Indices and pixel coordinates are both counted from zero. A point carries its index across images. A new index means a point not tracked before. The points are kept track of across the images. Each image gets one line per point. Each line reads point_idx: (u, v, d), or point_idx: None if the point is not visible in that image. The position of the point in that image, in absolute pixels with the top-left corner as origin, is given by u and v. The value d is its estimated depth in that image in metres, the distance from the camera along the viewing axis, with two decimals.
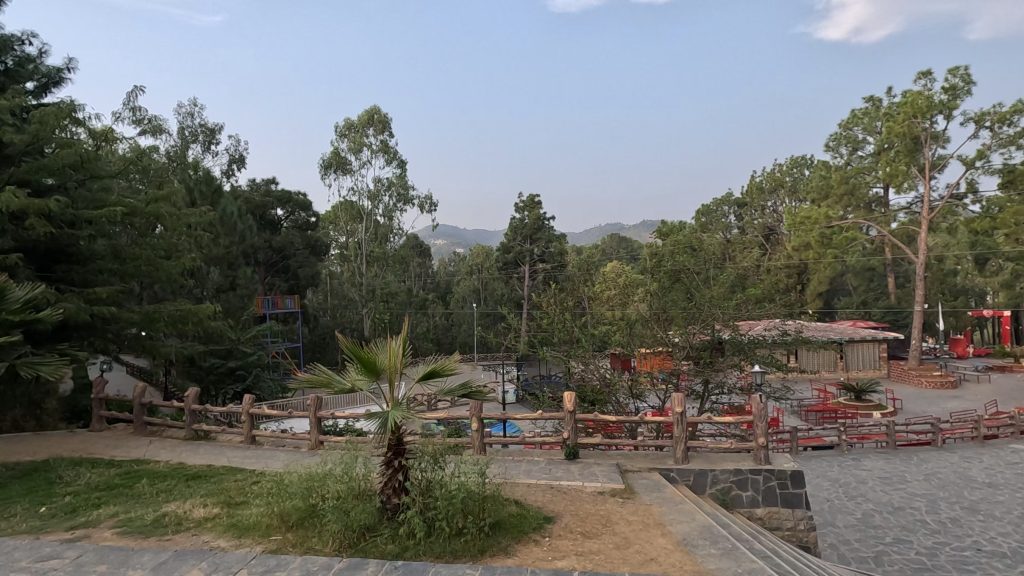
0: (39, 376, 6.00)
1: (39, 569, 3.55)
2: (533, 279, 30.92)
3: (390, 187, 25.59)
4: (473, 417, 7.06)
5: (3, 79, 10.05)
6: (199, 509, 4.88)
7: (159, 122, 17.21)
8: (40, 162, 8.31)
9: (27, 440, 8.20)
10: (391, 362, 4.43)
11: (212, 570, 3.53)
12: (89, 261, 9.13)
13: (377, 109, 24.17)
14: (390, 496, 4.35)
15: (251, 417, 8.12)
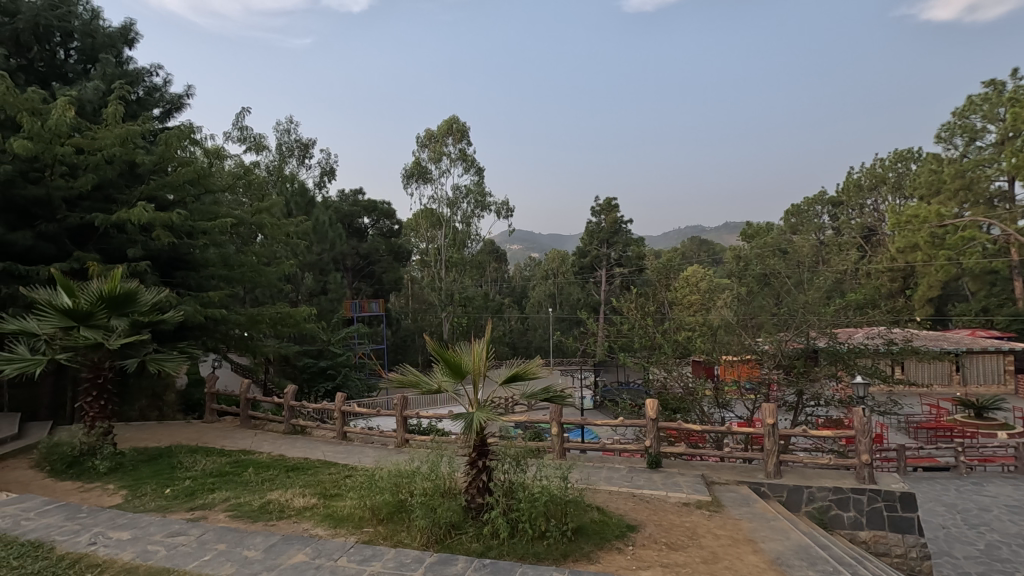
0: (164, 371, 6.70)
1: (170, 543, 3.96)
2: (610, 284, 30.49)
3: (468, 194, 26.19)
4: (553, 421, 7.08)
5: (136, 107, 11.46)
6: (299, 498, 5.24)
7: (262, 138, 18.70)
8: (164, 179, 9.30)
9: (153, 428, 9.16)
10: (475, 365, 4.53)
11: (315, 555, 3.78)
12: (203, 268, 10.09)
13: (456, 118, 24.88)
14: (474, 496, 4.46)
15: (343, 414, 8.60)
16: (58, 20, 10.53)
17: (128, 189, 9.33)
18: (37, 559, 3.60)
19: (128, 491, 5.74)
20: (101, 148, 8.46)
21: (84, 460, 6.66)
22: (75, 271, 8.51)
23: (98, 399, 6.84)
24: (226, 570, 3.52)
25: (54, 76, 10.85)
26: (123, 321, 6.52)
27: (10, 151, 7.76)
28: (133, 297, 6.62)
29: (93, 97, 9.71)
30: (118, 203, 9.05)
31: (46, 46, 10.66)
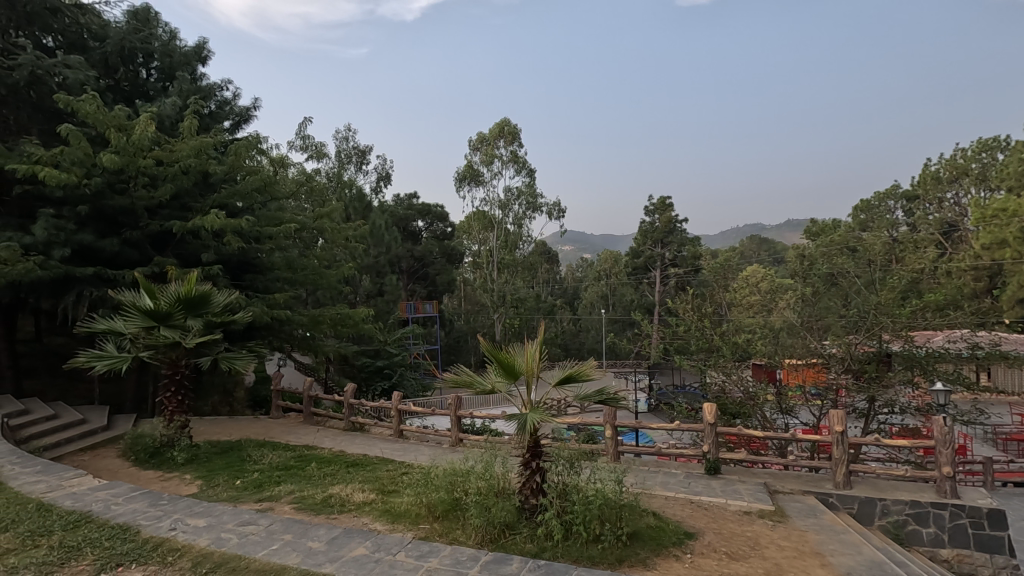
0: (234, 369, 7.09)
1: (241, 531, 4.19)
2: (665, 285, 29.84)
3: (520, 196, 26.28)
4: (607, 424, 7.00)
5: (208, 120, 12.21)
6: (359, 493, 5.42)
7: (322, 146, 19.47)
8: (234, 188, 9.85)
9: (224, 423, 9.71)
10: (528, 366, 4.55)
11: (374, 549, 3.89)
12: (269, 271, 10.61)
13: (507, 121, 25.06)
14: (528, 497, 4.49)
15: (399, 413, 8.82)
16: (141, 42, 11.44)
17: (201, 198, 9.95)
18: (124, 541, 3.90)
19: (203, 481, 6.12)
20: (177, 160, 9.07)
21: (164, 451, 7.14)
22: (156, 275, 9.15)
23: (176, 395, 7.33)
24: (292, 559, 3.69)
25: (137, 94, 11.68)
26: (198, 321, 6.96)
27: (100, 165, 8.46)
28: (206, 298, 7.05)
29: (171, 112, 10.42)
30: (193, 211, 9.66)
31: (130, 66, 11.52)
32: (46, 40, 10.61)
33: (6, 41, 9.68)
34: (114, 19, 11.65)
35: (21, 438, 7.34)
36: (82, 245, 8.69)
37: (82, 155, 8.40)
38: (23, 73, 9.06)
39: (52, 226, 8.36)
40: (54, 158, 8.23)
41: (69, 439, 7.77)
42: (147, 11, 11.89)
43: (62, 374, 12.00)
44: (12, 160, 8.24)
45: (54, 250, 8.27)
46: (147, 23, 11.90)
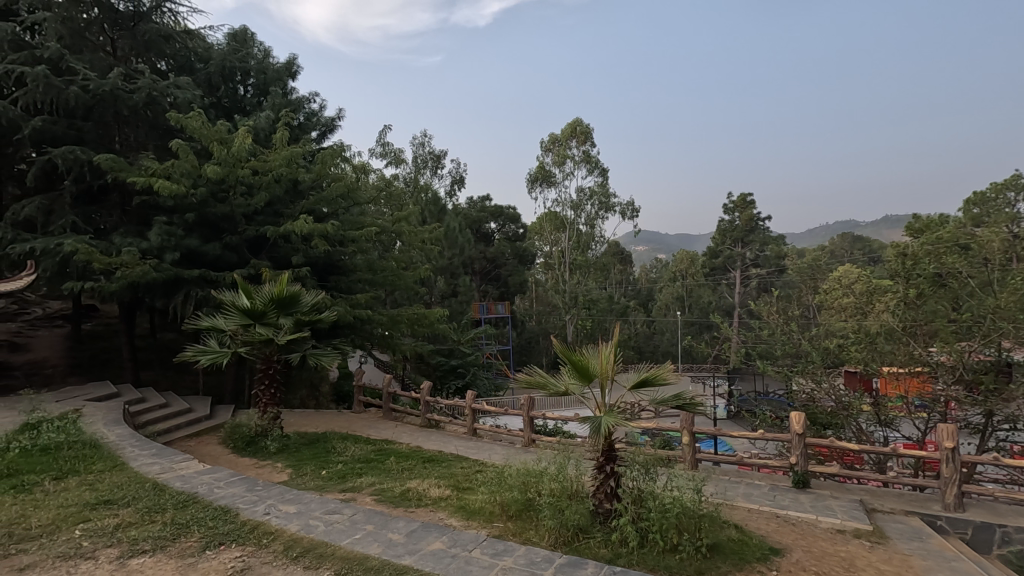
0: (321, 365, 7.51)
1: (327, 519, 4.42)
2: (746, 286, 28.37)
3: (592, 197, 25.80)
4: (684, 430, 6.77)
5: (298, 131, 13.06)
6: (434, 489, 5.56)
7: (399, 153, 20.20)
8: (321, 194, 10.45)
9: (311, 416, 10.30)
10: (603, 368, 4.47)
11: (450, 544, 3.97)
12: (351, 273, 11.14)
13: (580, 121, 24.87)
14: (602, 501, 4.43)
15: (473, 412, 8.98)
16: (239, 62, 12.44)
17: (291, 204, 10.64)
18: (226, 522, 4.23)
19: (292, 470, 6.53)
20: (270, 169, 9.75)
21: (259, 440, 7.69)
22: (252, 276, 9.87)
23: (269, 388, 7.87)
24: (374, 549, 3.84)
25: (235, 109, 12.68)
26: (288, 319, 7.42)
27: (205, 176, 9.26)
28: (296, 298, 7.51)
29: (265, 125, 11.22)
30: (284, 217, 10.34)
31: (230, 84, 12.54)
32: (160, 64, 11.77)
33: (128, 67, 10.84)
34: (216, 42, 12.77)
35: (139, 423, 8.17)
36: (190, 249, 9.54)
37: (190, 167, 9.24)
38: (142, 95, 10.09)
39: (165, 232, 9.25)
40: (167, 171, 9.10)
41: (179, 426, 8.56)
42: (244, 32, 12.90)
43: (173, 366, 13.25)
44: (132, 174, 9.19)
45: (166, 254, 9.14)
46: (244, 43, 12.92)
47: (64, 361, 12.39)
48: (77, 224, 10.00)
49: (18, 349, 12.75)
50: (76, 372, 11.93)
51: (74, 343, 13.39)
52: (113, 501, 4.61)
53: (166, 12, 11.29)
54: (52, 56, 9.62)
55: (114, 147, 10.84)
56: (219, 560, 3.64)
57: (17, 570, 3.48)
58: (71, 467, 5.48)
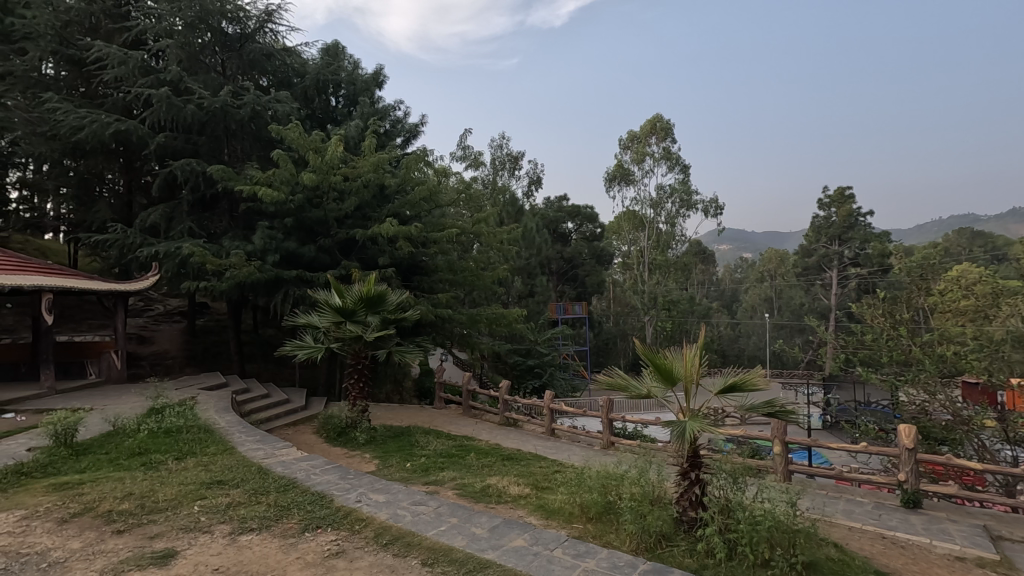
0: (406, 362, 7.82)
1: (415, 510, 4.60)
2: (844, 287, 26.18)
3: (672, 194, 24.95)
4: (775, 439, 6.42)
5: (385, 138, 13.71)
6: (514, 487, 5.62)
7: (478, 155, 20.60)
8: (406, 198, 10.89)
9: (396, 410, 10.75)
10: (687, 371, 4.31)
11: (532, 542, 4.01)
12: (433, 273, 11.50)
13: (659, 116, 24.15)
14: (686, 509, 4.28)
15: (551, 412, 8.99)
16: (331, 74, 13.23)
17: (378, 208, 11.15)
18: (322, 507, 4.52)
19: (380, 461, 6.84)
20: (359, 175, 10.29)
21: (349, 431, 8.13)
22: (342, 277, 10.46)
23: (358, 382, 8.30)
24: (459, 541, 3.96)
25: (328, 119, 13.47)
26: (376, 318, 7.79)
27: (301, 183, 9.94)
28: (383, 298, 7.87)
29: (355, 133, 11.85)
30: (372, 220, 10.86)
31: (323, 96, 13.34)
32: (262, 81, 12.76)
33: (236, 85, 11.85)
34: (312, 57, 13.65)
35: (245, 411, 8.91)
36: (288, 251, 10.28)
37: (289, 175, 9.96)
38: (247, 110, 11.00)
39: (267, 236, 10.02)
40: (269, 179, 9.86)
41: (279, 415, 9.24)
42: (336, 46, 13.68)
43: (273, 360, 14.33)
44: (240, 182, 10.05)
45: (269, 256, 9.92)
46: (336, 57, 13.70)
47: (182, 353, 13.76)
48: (193, 230, 11.06)
49: (145, 341, 14.32)
50: (192, 363, 13.21)
51: (190, 336, 14.85)
52: (226, 481, 5.08)
53: (268, 32, 12.23)
54: (174, 78, 10.72)
55: (223, 158, 11.87)
56: (316, 542, 3.89)
57: (148, 538, 3.92)
58: (189, 448, 6.07)
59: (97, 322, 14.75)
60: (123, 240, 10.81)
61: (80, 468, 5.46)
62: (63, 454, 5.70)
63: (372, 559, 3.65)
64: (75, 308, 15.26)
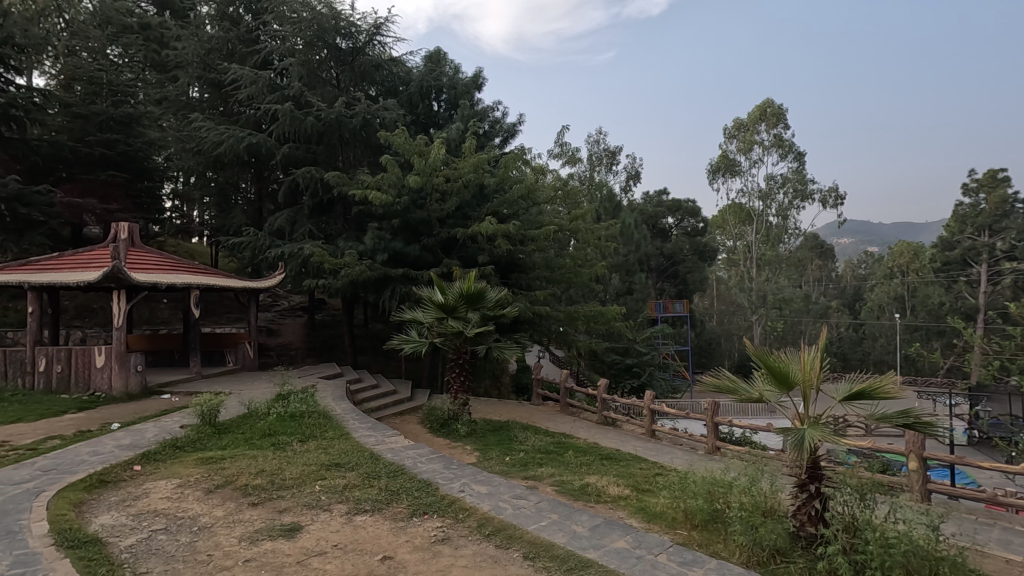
0: (504, 358, 7.97)
1: (517, 503, 4.69)
2: (996, 284, 22.77)
3: (784, 184, 23.13)
4: (911, 454, 5.76)
5: (484, 139, 14.06)
6: (613, 487, 5.52)
7: (575, 152, 20.45)
8: (505, 196, 11.09)
9: (496, 405, 11.00)
10: (806, 375, 3.97)
11: (635, 545, 3.92)
12: (531, 270, 11.62)
13: (770, 101, 22.53)
14: (805, 523, 3.96)
15: (651, 412, 8.74)
16: (434, 80, 13.78)
17: (478, 207, 11.44)
18: (428, 494, 4.73)
19: (480, 453, 7.05)
20: (460, 176, 10.65)
21: (451, 423, 8.46)
22: (444, 274, 10.88)
23: (459, 376, 8.56)
24: (560, 538, 3.97)
25: (431, 124, 14.05)
26: (476, 314, 8.02)
27: (407, 186, 10.47)
28: (483, 294, 8.07)
29: (456, 136, 12.27)
30: (472, 219, 11.17)
31: (426, 102, 13.93)
32: (372, 91, 13.57)
33: (349, 96, 12.72)
34: (416, 65, 14.28)
35: (357, 400, 9.56)
36: (395, 251, 10.87)
37: (395, 179, 10.52)
38: (359, 119, 11.78)
39: (376, 236, 10.67)
40: (378, 183, 10.50)
41: (387, 405, 9.83)
42: (438, 52, 14.19)
43: (381, 353, 15.26)
44: (353, 187, 10.78)
45: (378, 255, 10.57)
46: (438, 63, 14.20)
47: (303, 345, 15.06)
48: (313, 232, 12.07)
49: (273, 334, 15.86)
50: (312, 354, 14.41)
51: (311, 329, 16.21)
52: (343, 464, 5.48)
53: (377, 45, 13.01)
54: (296, 93, 11.77)
55: (339, 164, 12.80)
56: (424, 527, 4.08)
57: (278, 511, 4.34)
58: (311, 432, 6.62)
59: (234, 316, 16.59)
60: (254, 242, 12.03)
61: (222, 445, 6.16)
62: (208, 432, 6.46)
63: (475, 548, 3.76)
64: (216, 303, 17.26)
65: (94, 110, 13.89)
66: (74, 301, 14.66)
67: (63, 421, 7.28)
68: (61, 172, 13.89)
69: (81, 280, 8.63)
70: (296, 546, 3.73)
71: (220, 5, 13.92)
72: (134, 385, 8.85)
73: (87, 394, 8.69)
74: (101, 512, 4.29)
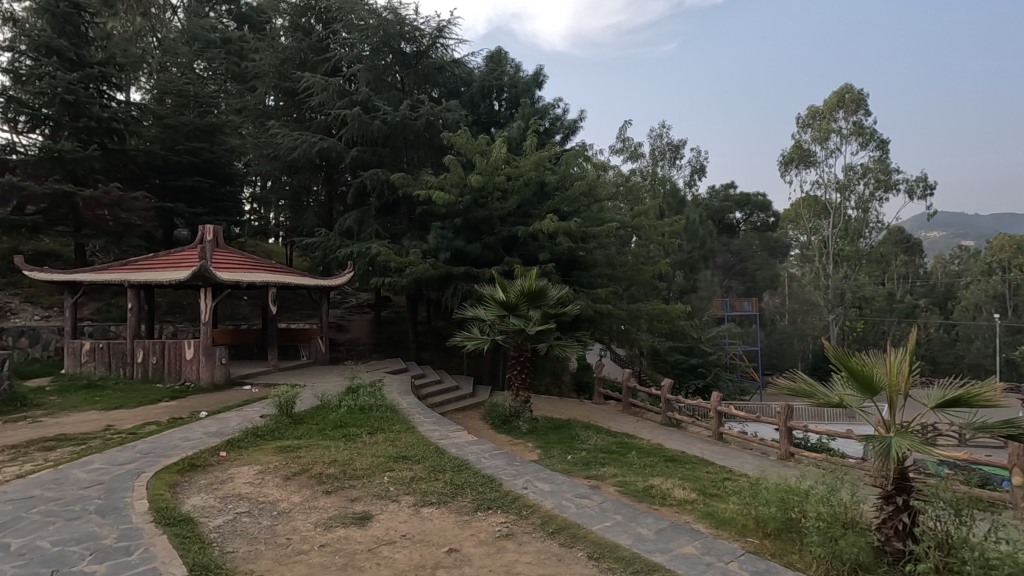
0: (565, 356, 7.94)
1: (580, 502, 4.67)
2: None
3: (865, 174, 21.65)
4: (1015, 467, 5.30)
5: (545, 136, 14.06)
6: (679, 490, 5.37)
7: (637, 147, 20.02)
8: (565, 193, 11.03)
9: (556, 403, 10.98)
10: (893, 379, 3.71)
11: (704, 551, 3.80)
12: (592, 268, 11.50)
13: (849, 87, 21.15)
14: (891, 538, 3.71)
15: (719, 414, 8.45)
16: (495, 80, 13.93)
17: (539, 205, 11.43)
18: (492, 489, 4.79)
19: (542, 451, 7.07)
20: (521, 174, 10.69)
21: (512, 420, 8.54)
22: (506, 272, 10.97)
23: (521, 373, 8.60)
24: (624, 539, 3.92)
25: (492, 123, 14.21)
26: (537, 312, 8.03)
27: (469, 185, 10.63)
28: (543, 292, 8.07)
29: (517, 134, 12.33)
30: (533, 217, 11.17)
31: (487, 101, 14.11)
32: (435, 93, 13.86)
33: (413, 99, 13.04)
34: (477, 65, 14.47)
35: (422, 395, 9.81)
36: (457, 250, 11.08)
37: (457, 178, 10.69)
38: (423, 121, 12.08)
39: (439, 235, 10.91)
40: (441, 183, 10.73)
41: (450, 400, 10.04)
42: (500, 52, 14.31)
43: (443, 349, 15.62)
44: (417, 187, 11.06)
45: (441, 253, 10.81)
46: (499, 62, 14.31)
47: (370, 340, 15.65)
48: (379, 232, 12.49)
49: (343, 330, 16.58)
50: (379, 350, 14.93)
51: (377, 325, 16.82)
52: (409, 457, 5.65)
53: (440, 47, 13.24)
54: (363, 98, 12.23)
55: (403, 166, 13.16)
56: (488, 522, 4.14)
57: (349, 500, 4.53)
58: (378, 425, 6.87)
59: (306, 312, 17.50)
60: (325, 242, 12.60)
61: (298, 435, 6.51)
62: (285, 422, 6.84)
63: (540, 545, 3.78)
64: (291, 299, 18.24)
65: (182, 121, 15.05)
66: (166, 297, 15.93)
67: (157, 409, 7.92)
68: (154, 179, 15.12)
69: (172, 279, 9.34)
70: (367, 534, 3.87)
71: (293, 16, 14.49)
72: (218, 376, 9.51)
73: (178, 383, 9.42)
74: (192, 494, 4.64)
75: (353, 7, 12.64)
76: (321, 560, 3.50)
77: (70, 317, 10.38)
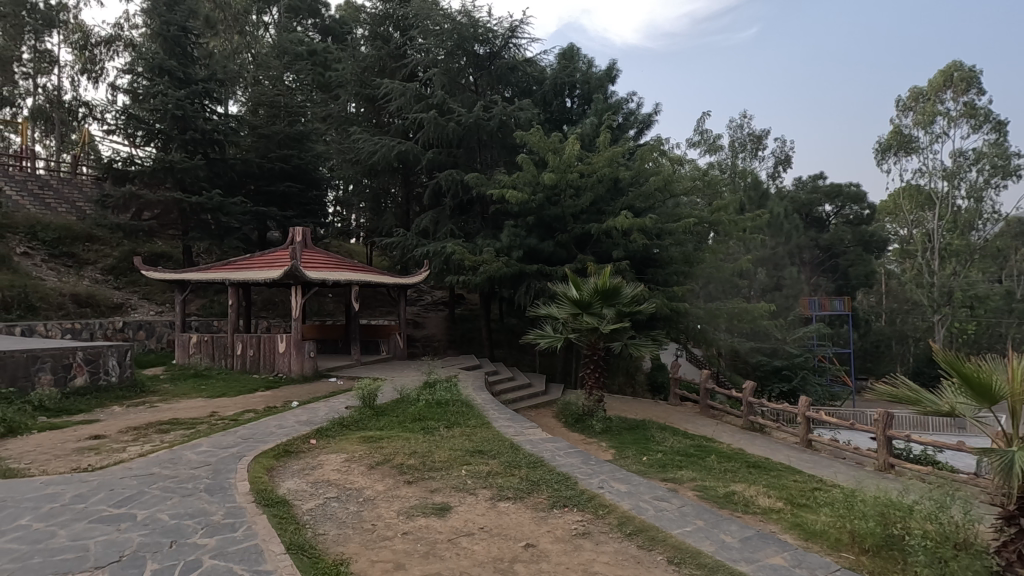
0: (639, 354, 7.79)
1: (658, 504, 4.58)
2: None
3: (978, 160, 19.57)
4: None
5: (619, 132, 13.86)
6: (764, 498, 5.11)
7: (716, 139, 19.21)
8: (641, 189, 10.81)
9: (631, 403, 10.78)
10: (1016, 389, 3.33)
11: (795, 564, 3.60)
12: (668, 265, 11.18)
13: (959, 64, 19.20)
14: (1012, 563, 3.35)
15: (807, 420, 7.95)
16: (568, 77, 13.93)
17: (612, 201, 11.24)
18: (568, 487, 4.79)
19: (617, 451, 6.99)
20: (595, 171, 10.57)
21: (586, 419, 8.49)
22: (579, 270, 10.89)
23: (594, 372, 8.51)
24: (707, 546, 3.79)
25: (564, 120, 14.21)
26: (611, 310, 7.93)
27: (541, 183, 10.66)
28: (618, 290, 7.93)
29: (591, 131, 12.23)
30: (606, 213, 11.00)
31: (560, 98, 14.12)
32: (507, 93, 14.00)
33: (486, 99, 13.23)
34: (550, 63, 14.49)
35: (496, 391, 9.95)
36: (530, 247, 11.14)
37: (530, 177, 10.75)
38: (497, 121, 12.25)
39: (512, 234, 11.02)
40: (514, 182, 10.81)
41: (523, 397, 10.14)
42: (572, 49, 14.27)
43: (516, 347, 15.78)
44: (491, 186, 11.23)
45: (514, 251, 10.92)
46: (571, 59, 14.28)
47: (445, 337, 16.08)
48: (454, 231, 12.78)
49: (419, 326, 17.15)
50: (453, 346, 15.30)
51: (451, 322, 17.24)
52: (486, 452, 5.75)
53: (513, 47, 13.30)
54: (439, 101, 12.54)
55: (477, 165, 13.39)
56: (564, 519, 4.15)
57: (429, 491, 4.69)
58: (455, 419, 7.06)
59: (385, 309, 18.26)
60: (403, 242, 13.05)
61: (379, 426, 6.82)
62: (368, 413, 7.18)
63: (617, 546, 3.74)
64: (371, 297, 19.09)
65: (274, 130, 16.13)
66: (261, 295, 17.17)
67: (255, 398, 8.56)
68: (250, 185, 16.28)
69: (267, 278, 10.05)
70: (447, 525, 4.00)
71: (373, 26, 15.05)
72: (308, 369, 10.13)
73: (272, 374, 10.14)
74: (287, 478, 4.99)
75: (429, 12, 12.92)
76: (404, 547, 3.65)
77: (180, 313, 11.43)
